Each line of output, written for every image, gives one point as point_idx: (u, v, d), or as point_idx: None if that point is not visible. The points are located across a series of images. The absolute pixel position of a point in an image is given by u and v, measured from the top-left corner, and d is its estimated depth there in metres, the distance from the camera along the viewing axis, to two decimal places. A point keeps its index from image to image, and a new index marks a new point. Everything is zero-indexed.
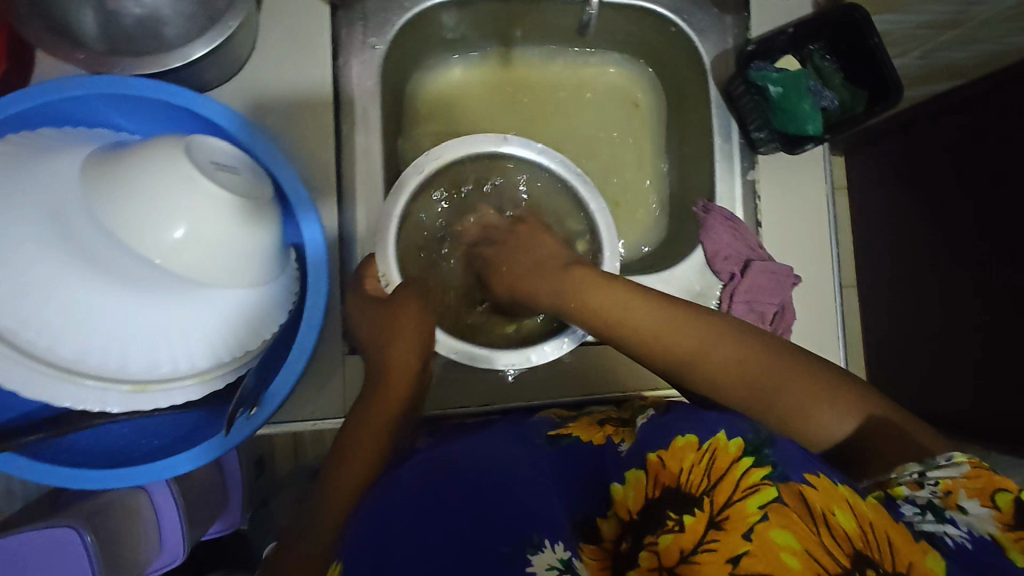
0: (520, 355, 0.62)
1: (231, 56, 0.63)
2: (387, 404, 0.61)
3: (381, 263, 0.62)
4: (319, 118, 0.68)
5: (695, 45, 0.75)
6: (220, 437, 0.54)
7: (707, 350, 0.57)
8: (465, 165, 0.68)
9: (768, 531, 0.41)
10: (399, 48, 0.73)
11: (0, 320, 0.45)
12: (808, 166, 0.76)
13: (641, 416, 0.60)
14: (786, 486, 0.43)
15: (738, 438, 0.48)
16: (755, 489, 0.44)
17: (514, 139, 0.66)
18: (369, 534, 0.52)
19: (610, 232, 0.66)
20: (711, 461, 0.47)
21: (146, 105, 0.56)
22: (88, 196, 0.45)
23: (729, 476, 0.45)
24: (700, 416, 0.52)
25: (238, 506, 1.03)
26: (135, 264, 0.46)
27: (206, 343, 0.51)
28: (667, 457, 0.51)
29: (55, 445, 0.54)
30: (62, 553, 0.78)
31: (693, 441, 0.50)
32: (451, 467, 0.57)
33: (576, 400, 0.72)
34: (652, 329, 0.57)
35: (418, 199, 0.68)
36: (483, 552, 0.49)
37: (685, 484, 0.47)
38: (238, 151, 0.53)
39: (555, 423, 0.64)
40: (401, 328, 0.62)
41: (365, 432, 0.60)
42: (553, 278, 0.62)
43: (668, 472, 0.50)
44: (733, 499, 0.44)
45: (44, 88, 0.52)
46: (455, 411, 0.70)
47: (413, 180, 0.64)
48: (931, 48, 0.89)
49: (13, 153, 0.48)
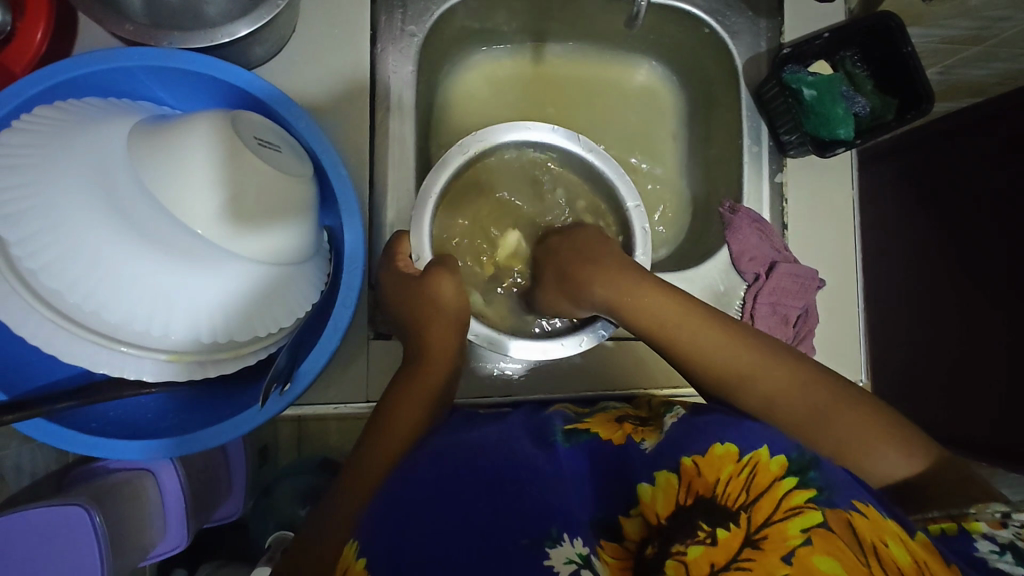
0: (538, 347, 0.65)
1: (275, 36, 0.63)
2: (421, 386, 0.61)
3: (414, 238, 0.64)
4: (355, 102, 0.68)
5: (728, 46, 0.75)
6: (251, 412, 0.54)
7: (738, 360, 0.56)
8: (508, 152, 0.70)
9: (812, 556, 0.39)
10: (435, 37, 0.74)
11: (47, 284, 0.45)
12: (837, 172, 0.76)
13: (668, 416, 0.57)
14: (834, 512, 0.42)
15: (780, 456, 0.46)
16: (797, 511, 0.42)
17: (560, 130, 0.68)
18: (383, 515, 0.50)
19: (644, 234, 0.67)
20: (752, 475, 0.45)
21: (191, 79, 0.56)
22: (135, 164, 0.45)
23: (768, 496, 0.44)
24: (739, 424, 0.50)
25: (241, 494, 1.00)
26: (179, 233, 0.46)
27: (241, 316, 0.51)
28: (703, 464, 0.48)
29: (84, 414, 0.54)
30: (70, 534, 0.73)
31: (733, 451, 0.48)
32: (471, 456, 0.55)
33: (591, 396, 0.71)
34: (693, 335, 0.58)
35: (457, 179, 0.69)
36: (507, 539, 0.47)
37: (722, 496, 0.45)
38: (276, 130, 0.54)
39: (570, 418, 0.62)
40: (438, 315, 0.63)
41: (401, 413, 0.60)
42: (613, 273, 0.61)
43: (702, 480, 0.47)
44: (772, 520, 0.42)
45: (91, 57, 0.52)
46: (471, 401, 0.70)
47: (456, 158, 0.65)
48: (950, 64, 0.87)
49: (61, 120, 0.48)
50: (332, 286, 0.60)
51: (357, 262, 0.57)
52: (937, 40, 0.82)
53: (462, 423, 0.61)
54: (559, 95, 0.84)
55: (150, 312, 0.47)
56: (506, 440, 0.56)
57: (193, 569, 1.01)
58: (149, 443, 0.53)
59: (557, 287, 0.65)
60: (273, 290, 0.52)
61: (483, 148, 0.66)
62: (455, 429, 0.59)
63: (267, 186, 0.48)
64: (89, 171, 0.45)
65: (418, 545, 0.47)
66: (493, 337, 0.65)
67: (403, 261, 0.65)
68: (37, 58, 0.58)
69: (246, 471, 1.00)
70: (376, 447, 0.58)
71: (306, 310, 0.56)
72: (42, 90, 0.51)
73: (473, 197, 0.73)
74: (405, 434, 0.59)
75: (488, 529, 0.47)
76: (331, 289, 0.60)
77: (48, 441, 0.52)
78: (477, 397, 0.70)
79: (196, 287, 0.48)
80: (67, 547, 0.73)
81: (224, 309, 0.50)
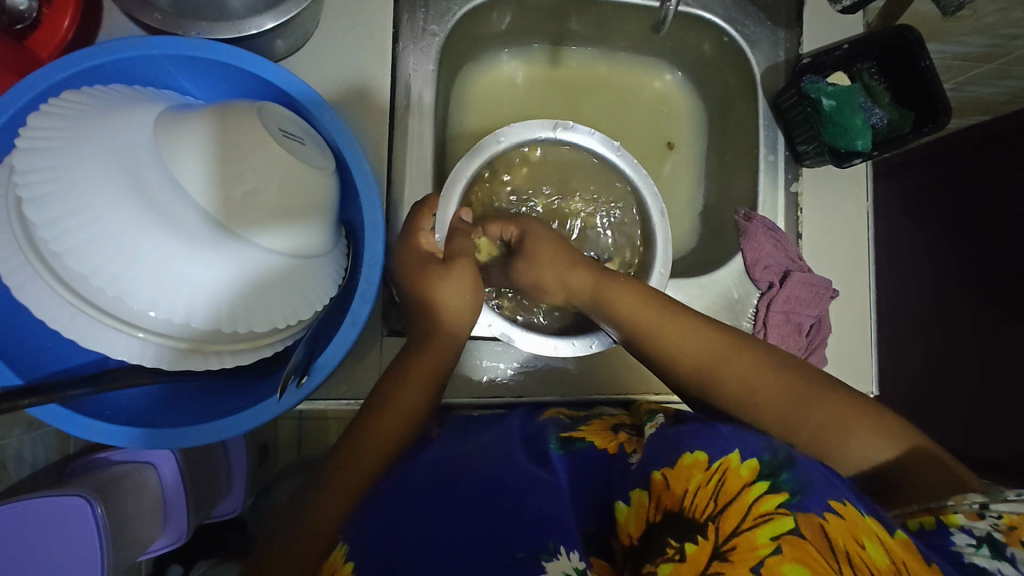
0: (546, 343, 0.65)
1: (300, 30, 0.64)
2: (430, 363, 0.59)
3: (441, 207, 0.65)
4: (376, 98, 0.69)
5: (747, 55, 0.76)
6: (269, 404, 0.53)
7: (751, 370, 0.54)
8: (543, 152, 0.71)
9: (781, 565, 0.37)
10: (455, 37, 0.74)
11: (73, 267, 0.45)
12: (851, 182, 0.77)
13: (650, 424, 0.57)
14: (805, 517, 0.40)
15: (751, 461, 0.44)
16: (767, 518, 0.40)
17: (595, 135, 0.69)
18: (385, 518, 0.50)
19: (666, 247, 0.67)
20: (720, 482, 0.43)
21: (216, 70, 0.56)
22: (162, 149, 0.46)
23: (736, 504, 0.41)
24: (712, 430, 0.47)
25: (241, 491, 0.98)
26: (203, 219, 0.46)
27: (262, 306, 0.50)
28: (671, 476, 0.46)
29: (99, 401, 0.53)
30: (70, 525, 0.72)
31: (701, 459, 0.45)
32: (468, 460, 0.54)
33: (586, 400, 0.71)
34: (706, 343, 0.56)
35: (492, 169, 0.70)
36: (507, 549, 0.46)
37: (688, 509, 0.42)
38: (301, 123, 0.54)
39: (566, 425, 0.61)
40: (439, 310, 0.59)
41: (405, 386, 0.58)
42: (628, 285, 0.59)
43: (671, 494, 0.44)
44: (741, 530, 0.40)
45: (118, 44, 0.52)
46: (469, 402, 0.69)
47: (493, 147, 0.66)
48: (962, 81, 0.87)
49: (88, 104, 0.48)
50: (349, 283, 0.60)
51: (377, 265, 0.56)
52: (949, 56, 0.82)
53: (460, 428, 0.61)
54: (578, 101, 0.84)
55: (170, 299, 0.47)
56: (499, 448, 0.56)
57: (188, 566, 0.99)
58: (159, 434, 0.53)
59: (553, 266, 0.62)
60: (294, 281, 0.52)
61: (518, 142, 0.68)
62: (448, 440, 0.58)
63: (292, 177, 0.49)
64: (114, 157, 0.45)
65: (413, 549, 0.46)
66: (505, 329, 0.65)
67: (424, 238, 0.63)
68: (63, 45, 0.58)
69: (246, 469, 0.98)
70: (370, 434, 0.55)
71: (325, 303, 0.56)
72: (68, 76, 0.51)
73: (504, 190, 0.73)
74: (403, 420, 0.57)
75: (481, 539, 0.47)
76: (348, 285, 0.60)
77: (64, 428, 0.51)
78: (488, 398, 0.69)
79: (217, 275, 0.48)
80: (68, 540, 0.72)
81: (245, 299, 0.50)
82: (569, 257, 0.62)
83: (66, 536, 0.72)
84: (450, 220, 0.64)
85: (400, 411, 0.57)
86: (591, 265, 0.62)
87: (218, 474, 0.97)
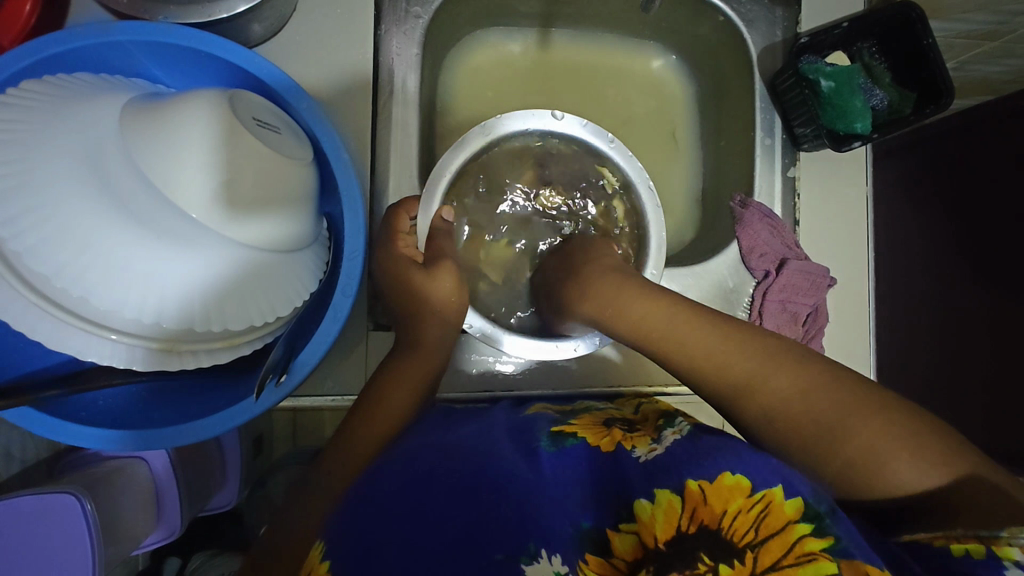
0: (532, 348, 0.63)
1: (277, 13, 0.61)
2: (414, 370, 0.59)
3: (424, 197, 0.62)
4: (358, 85, 0.66)
5: (741, 33, 0.73)
6: (247, 403, 0.52)
7: (770, 369, 0.48)
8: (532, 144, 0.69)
9: None
10: (441, 19, 0.71)
11: (39, 267, 0.43)
12: (851, 165, 0.74)
13: (669, 429, 0.53)
14: (849, 564, 0.38)
15: (797, 498, 0.42)
16: (809, 558, 0.39)
17: (590, 127, 0.66)
18: (358, 518, 0.49)
19: (660, 252, 0.65)
20: (762, 514, 0.42)
21: (185, 56, 0.54)
22: (128, 142, 0.44)
23: (778, 539, 0.41)
24: (737, 449, 0.46)
25: (235, 485, 0.94)
26: (172, 216, 0.44)
27: (237, 304, 0.49)
28: (710, 491, 0.44)
29: (73, 403, 0.53)
30: (62, 522, 0.69)
31: (744, 483, 0.43)
32: (446, 450, 0.53)
33: (567, 393, 0.68)
34: (711, 344, 0.51)
35: (481, 158, 0.67)
36: (482, 552, 0.46)
37: (727, 531, 0.42)
38: (276, 111, 0.52)
39: (556, 420, 0.58)
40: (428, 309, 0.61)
41: (393, 393, 0.58)
42: (657, 304, 0.55)
43: (709, 510, 0.43)
44: (779, 565, 0.39)
45: (84, 31, 0.50)
46: (450, 396, 0.67)
47: (477, 138, 0.63)
48: (964, 59, 0.83)
49: (50, 93, 0.46)
50: (330, 274, 0.59)
51: (358, 258, 0.55)
52: (953, 34, 0.78)
53: (443, 419, 0.60)
54: (565, 85, 0.82)
55: (142, 299, 0.45)
56: (485, 440, 0.55)
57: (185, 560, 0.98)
58: (128, 437, 0.52)
59: (577, 293, 0.60)
60: (270, 277, 0.50)
61: (501, 134, 0.64)
62: (431, 427, 0.57)
63: (265, 170, 0.47)
64: (77, 148, 0.43)
65: (385, 554, 0.45)
66: (488, 330, 0.62)
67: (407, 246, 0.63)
68: (26, 33, 0.56)
69: (240, 463, 0.93)
70: (359, 432, 0.56)
71: (305, 298, 0.55)
72: (30, 63, 0.49)
73: (493, 184, 0.71)
74: (389, 421, 0.57)
75: (458, 543, 0.46)
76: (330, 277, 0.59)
77: (39, 432, 0.51)
78: (476, 391, 0.67)
79: (192, 273, 0.46)
80: (55, 539, 0.69)
81: (219, 297, 0.48)
82: (580, 281, 0.60)
83: (55, 533, 0.69)
84: (430, 220, 0.62)
85: (389, 416, 0.57)
86: (615, 276, 0.59)
87: (213, 470, 0.93)
